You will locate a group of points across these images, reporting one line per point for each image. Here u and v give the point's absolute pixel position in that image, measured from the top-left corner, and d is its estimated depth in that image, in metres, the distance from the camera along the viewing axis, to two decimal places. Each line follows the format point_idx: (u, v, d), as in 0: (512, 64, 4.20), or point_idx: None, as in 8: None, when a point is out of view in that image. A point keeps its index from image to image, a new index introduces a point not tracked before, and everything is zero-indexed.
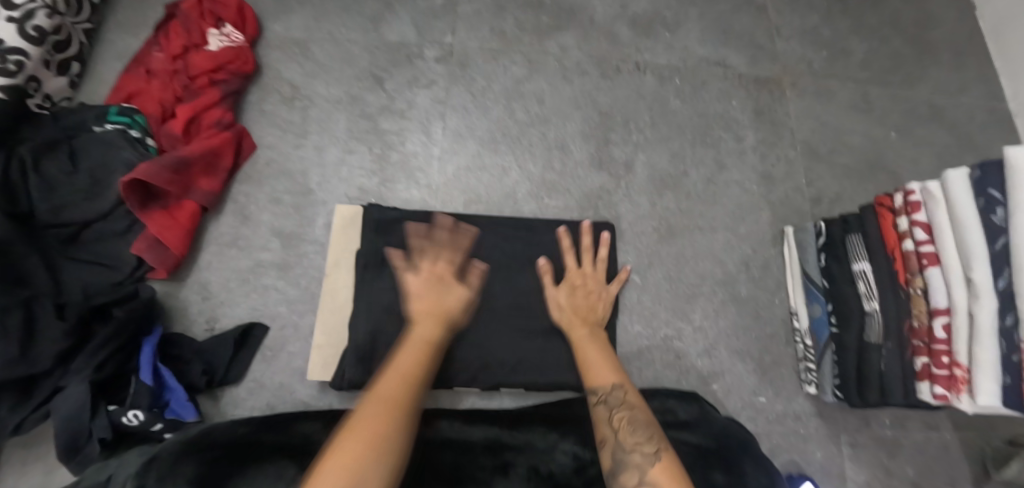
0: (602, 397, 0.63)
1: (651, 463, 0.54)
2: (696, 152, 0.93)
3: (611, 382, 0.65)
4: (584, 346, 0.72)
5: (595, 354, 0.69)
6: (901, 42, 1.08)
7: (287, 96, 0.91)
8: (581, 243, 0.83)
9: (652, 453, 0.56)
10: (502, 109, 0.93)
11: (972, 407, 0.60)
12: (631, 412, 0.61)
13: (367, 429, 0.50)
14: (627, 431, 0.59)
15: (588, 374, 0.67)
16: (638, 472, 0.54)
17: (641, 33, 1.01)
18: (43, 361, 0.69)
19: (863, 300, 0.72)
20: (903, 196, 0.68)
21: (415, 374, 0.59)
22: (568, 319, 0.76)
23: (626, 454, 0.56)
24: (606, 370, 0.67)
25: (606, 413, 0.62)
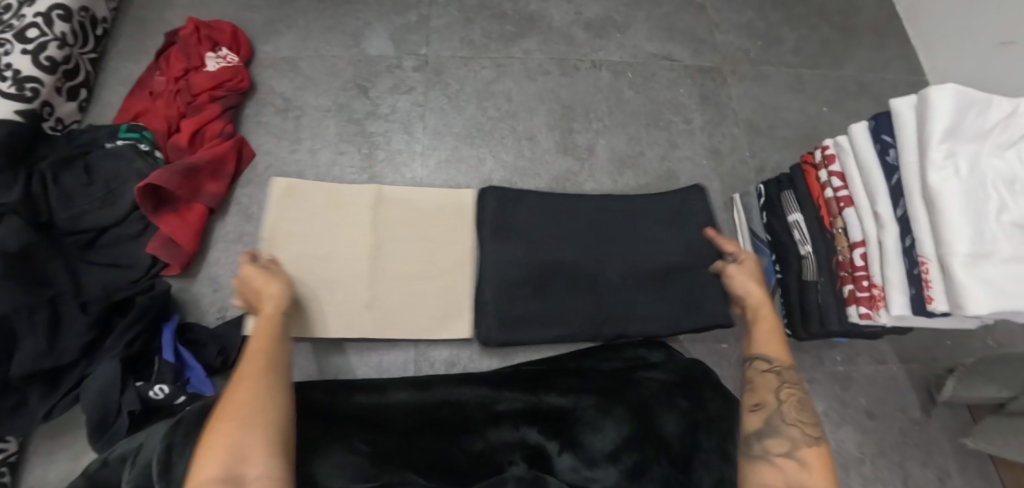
0: (773, 367, 0.69)
1: (808, 444, 0.61)
2: (650, 134, 1.05)
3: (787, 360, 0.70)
4: (763, 319, 0.75)
5: (776, 328, 0.73)
6: (827, 29, 1.22)
7: (281, 108, 1.02)
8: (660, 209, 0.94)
9: (812, 436, 0.62)
10: (475, 107, 1.04)
11: (887, 321, 0.71)
12: (799, 395, 0.66)
13: (233, 401, 0.55)
14: (791, 408, 0.65)
15: (764, 342, 0.72)
16: (790, 444, 0.61)
17: (595, 36, 1.14)
18: (69, 353, 0.75)
19: (798, 245, 0.83)
20: (821, 152, 0.80)
21: (269, 343, 0.65)
22: (758, 295, 0.78)
23: (786, 425, 0.63)
24: (780, 347, 0.71)
25: (775, 383, 0.67)
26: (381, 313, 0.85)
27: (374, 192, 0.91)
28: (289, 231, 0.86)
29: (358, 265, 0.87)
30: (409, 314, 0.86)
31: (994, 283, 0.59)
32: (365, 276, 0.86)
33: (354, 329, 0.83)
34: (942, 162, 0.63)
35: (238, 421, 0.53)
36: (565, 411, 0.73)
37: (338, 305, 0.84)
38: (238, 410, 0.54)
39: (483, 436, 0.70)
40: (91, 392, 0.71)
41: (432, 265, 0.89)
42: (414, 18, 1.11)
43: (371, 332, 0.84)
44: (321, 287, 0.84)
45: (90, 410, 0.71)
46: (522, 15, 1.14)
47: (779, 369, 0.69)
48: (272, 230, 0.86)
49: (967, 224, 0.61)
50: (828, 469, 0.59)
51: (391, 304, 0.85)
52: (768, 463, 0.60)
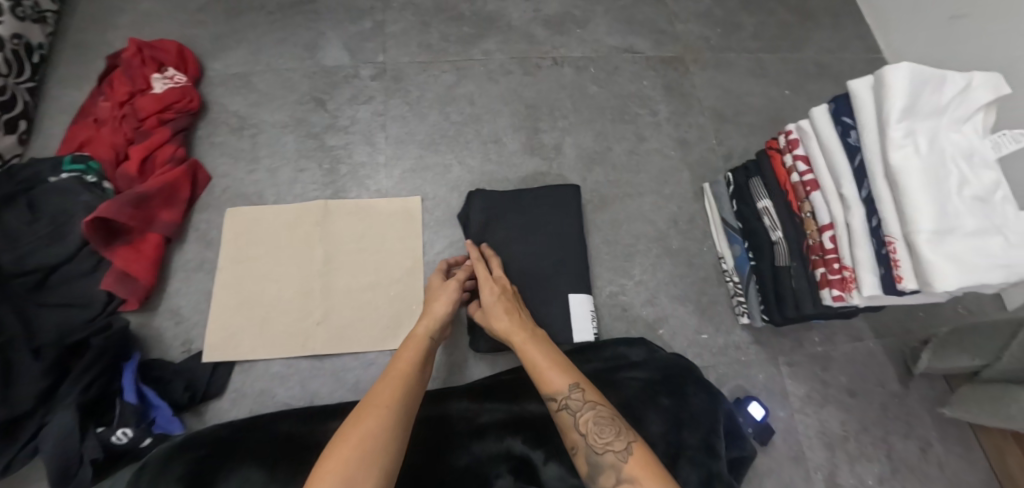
0: (562, 403, 0.62)
1: (624, 460, 0.56)
2: (617, 129, 1.04)
3: (566, 384, 0.63)
4: (528, 350, 0.69)
5: (548, 352, 0.69)
6: (784, 12, 1.23)
7: (237, 126, 0.98)
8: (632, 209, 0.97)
9: (623, 449, 0.57)
10: (438, 113, 1.02)
11: (861, 302, 0.71)
12: (594, 411, 0.61)
13: (357, 430, 0.55)
14: (593, 433, 0.59)
15: (540, 379, 0.65)
16: (613, 474, 0.56)
17: (555, 32, 1.13)
18: (23, 402, 0.71)
19: (769, 230, 0.83)
20: (785, 137, 0.80)
21: (411, 368, 0.65)
22: (510, 330, 0.72)
23: (600, 456, 0.58)
24: (557, 372, 0.65)
25: (570, 418, 0.61)
26: (331, 329, 0.84)
27: (322, 207, 0.91)
28: (241, 260, 0.87)
29: (306, 283, 0.87)
30: (357, 329, 0.84)
31: (959, 257, 0.60)
32: (313, 294, 0.86)
33: (303, 349, 0.83)
34: (902, 140, 0.63)
35: (359, 454, 0.53)
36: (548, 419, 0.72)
37: (289, 326, 0.84)
38: (363, 441, 0.54)
39: (468, 450, 0.69)
40: (50, 441, 0.68)
41: (416, 275, 0.88)
42: (368, 25, 1.09)
43: (319, 349, 0.83)
44: (276, 311, 0.85)
45: (51, 460, 0.67)
46: (480, 16, 1.12)
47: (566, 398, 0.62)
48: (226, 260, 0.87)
49: (931, 201, 0.61)
50: (653, 470, 0.55)
51: (339, 318, 0.85)
52: None
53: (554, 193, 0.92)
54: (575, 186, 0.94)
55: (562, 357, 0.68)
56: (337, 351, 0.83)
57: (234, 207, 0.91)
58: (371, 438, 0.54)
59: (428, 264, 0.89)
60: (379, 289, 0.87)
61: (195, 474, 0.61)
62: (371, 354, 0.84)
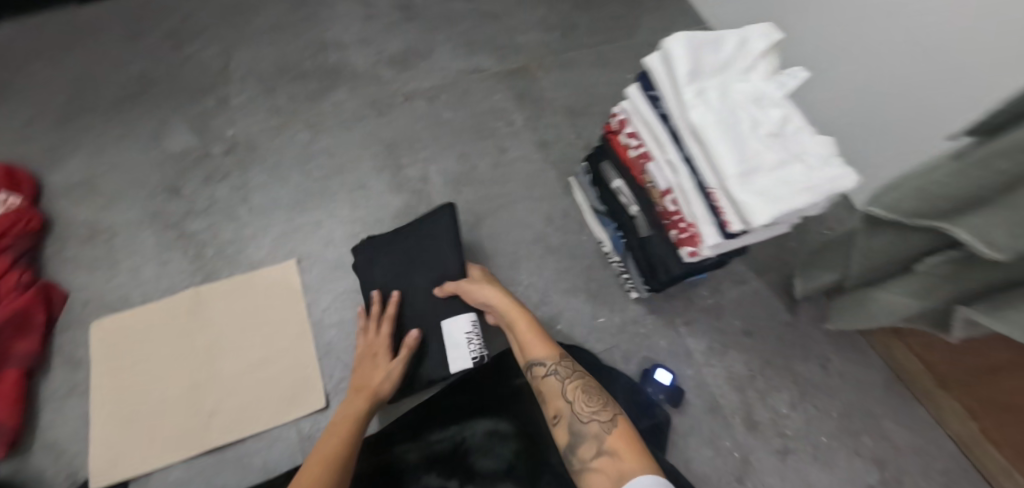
0: (549, 370, 0.67)
1: (608, 431, 0.59)
2: (478, 146, 1.07)
3: (556, 353, 0.68)
4: (519, 320, 0.72)
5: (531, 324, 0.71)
6: (613, 5, 1.32)
7: (89, 235, 0.94)
8: (507, 218, 1.00)
9: (607, 421, 0.60)
10: (299, 172, 1.02)
11: (710, 253, 0.75)
12: (583, 381, 0.66)
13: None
14: (580, 402, 0.63)
15: (530, 345, 0.69)
16: (595, 442, 0.58)
17: (401, 69, 1.16)
18: None
19: (626, 207, 0.88)
20: (615, 120, 0.85)
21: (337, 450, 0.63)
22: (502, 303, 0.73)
23: (584, 424, 0.61)
24: (544, 346, 0.69)
25: (557, 385, 0.65)
26: (227, 418, 0.81)
27: (193, 296, 0.89)
28: (118, 373, 0.83)
29: (193, 376, 0.83)
30: (255, 408, 0.82)
31: (767, 193, 0.65)
32: (200, 386, 0.83)
33: (201, 445, 0.79)
34: (694, 101, 0.68)
35: None
36: (454, 446, 0.72)
37: (181, 427, 0.80)
38: None
39: None
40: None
41: (305, 338, 0.87)
42: (212, 102, 1.08)
43: (218, 441, 0.79)
44: (165, 414, 0.81)
45: None
46: (325, 69, 1.14)
47: (556, 367, 0.67)
48: (101, 376, 0.83)
49: (732, 148, 0.66)
50: (634, 443, 0.57)
51: (232, 404, 0.82)
52: (589, 471, 0.57)
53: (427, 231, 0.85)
54: (449, 204, 0.85)
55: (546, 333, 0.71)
56: (236, 438, 0.80)
57: (102, 318, 0.87)
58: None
59: (315, 324, 0.88)
60: (269, 362, 0.85)
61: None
62: (273, 431, 0.81)
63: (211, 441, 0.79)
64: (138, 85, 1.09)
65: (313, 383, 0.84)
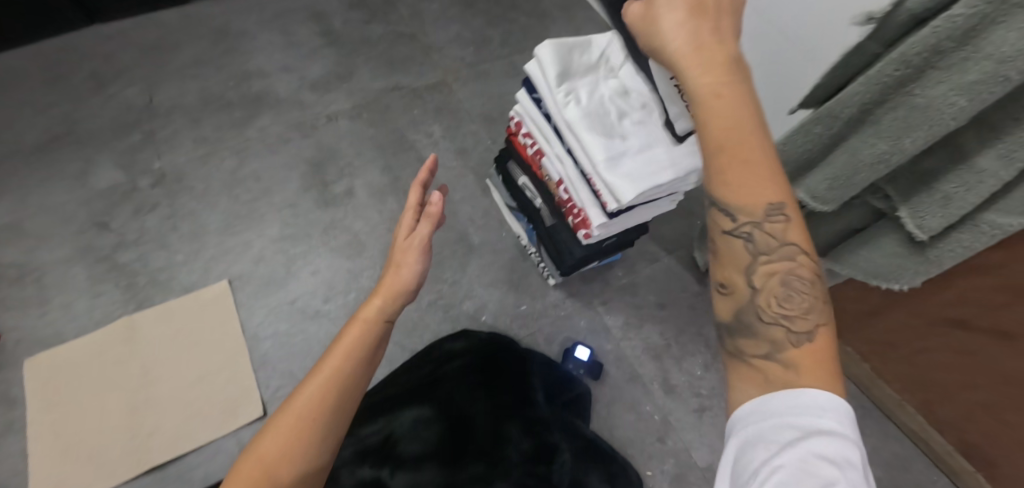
0: (740, 227, 0.38)
1: (795, 342, 0.36)
2: (399, 158, 1.14)
3: (766, 195, 0.37)
4: (712, 115, 0.38)
5: (755, 123, 0.38)
6: (522, 18, 1.42)
7: (18, 276, 0.96)
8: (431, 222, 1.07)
9: (802, 329, 0.36)
10: (227, 197, 1.06)
11: (601, 233, 0.84)
12: (790, 260, 0.38)
13: (270, 441, 0.48)
14: (771, 293, 0.38)
15: (724, 167, 0.38)
16: (769, 347, 0.37)
17: (323, 92, 1.22)
18: None
19: (532, 201, 0.96)
20: (512, 123, 0.93)
21: (348, 364, 0.53)
22: (699, 76, 0.40)
23: (764, 324, 0.37)
24: (765, 174, 0.38)
25: (744, 255, 0.39)
26: (169, 435, 0.84)
27: (127, 323, 0.92)
28: (56, 407, 0.86)
29: (132, 399, 0.87)
30: (196, 422, 0.85)
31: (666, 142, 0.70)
32: (140, 408, 0.86)
33: (143, 464, 0.82)
34: (565, 100, 0.76)
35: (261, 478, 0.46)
36: (386, 436, 0.74)
37: (123, 449, 0.83)
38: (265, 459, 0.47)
39: None
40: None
41: (242, 352, 0.91)
42: (137, 137, 1.12)
43: (160, 458, 0.83)
44: (105, 439, 0.84)
45: None
46: (248, 98, 1.20)
47: (759, 223, 0.38)
48: (37, 410, 0.86)
49: (601, 138, 0.75)
50: (832, 365, 0.35)
51: (172, 421, 0.85)
52: (739, 372, 0.38)
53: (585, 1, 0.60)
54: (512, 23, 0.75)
55: (774, 152, 0.38)
56: (178, 454, 0.83)
57: (36, 355, 0.89)
58: (283, 457, 0.47)
59: (251, 338, 0.93)
60: (207, 379, 0.89)
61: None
62: (214, 443, 0.85)
63: (152, 459, 0.83)
64: (61, 127, 1.11)
65: (251, 393, 0.88)
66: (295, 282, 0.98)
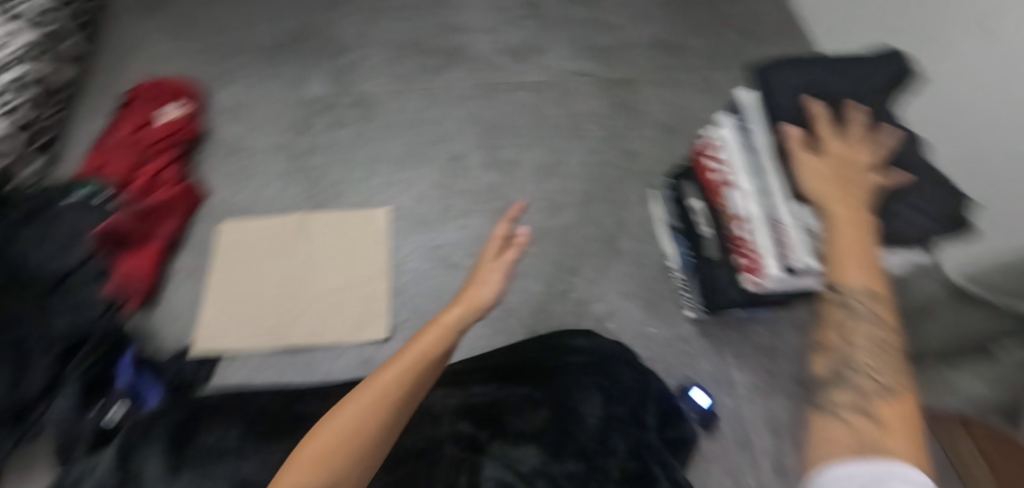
0: (846, 299, 0.53)
1: (881, 396, 0.48)
2: (570, 143, 1.14)
3: (863, 287, 0.52)
4: (840, 224, 0.55)
5: (864, 239, 0.55)
6: (731, 33, 1.33)
7: (230, 152, 1.11)
8: (583, 216, 1.06)
9: (885, 385, 0.49)
10: (408, 135, 1.13)
11: (772, 285, 0.73)
12: (879, 330, 0.52)
13: (310, 454, 0.42)
14: (863, 356, 0.52)
15: (836, 263, 0.54)
16: (864, 399, 0.48)
17: (516, 60, 1.25)
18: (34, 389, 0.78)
19: (699, 226, 0.90)
20: (702, 141, 0.87)
21: (416, 370, 0.48)
22: (832, 196, 0.57)
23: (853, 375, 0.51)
24: (869, 271, 0.53)
25: (843, 318, 0.53)
26: (307, 326, 0.93)
27: (302, 219, 1.03)
28: (230, 269, 0.99)
29: (289, 284, 0.97)
30: (334, 323, 0.94)
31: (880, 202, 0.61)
32: (293, 294, 0.96)
33: (281, 341, 0.92)
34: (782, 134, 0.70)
35: (331, 454, 0.42)
36: (491, 403, 0.76)
37: (270, 324, 0.94)
38: (329, 446, 0.42)
39: (423, 433, 0.72)
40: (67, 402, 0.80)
41: (384, 274, 0.98)
42: (349, 61, 1.23)
43: (297, 344, 0.92)
44: (260, 309, 0.95)
45: (58, 429, 0.79)
46: (448, 49, 1.26)
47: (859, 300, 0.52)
48: (217, 267, 0.99)
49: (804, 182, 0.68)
50: (914, 421, 0.46)
51: (314, 315, 0.94)
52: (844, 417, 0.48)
53: (763, 74, 0.71)
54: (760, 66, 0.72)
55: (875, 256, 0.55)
56: (312, 344, 0.92)
57: (228, 222, 1.03)
58: (341, 448, 0.42)
59: (394, 266, 0.99)
60: (350, 289, 0.96)
61: (179, 427, 0.71)
62: (339, 348, 0.92)
63: (290, 341, 0.92)
64: (293, 36, 1.26)
65: (381, 315, 0.94)
66: (444, 229, 1.02)
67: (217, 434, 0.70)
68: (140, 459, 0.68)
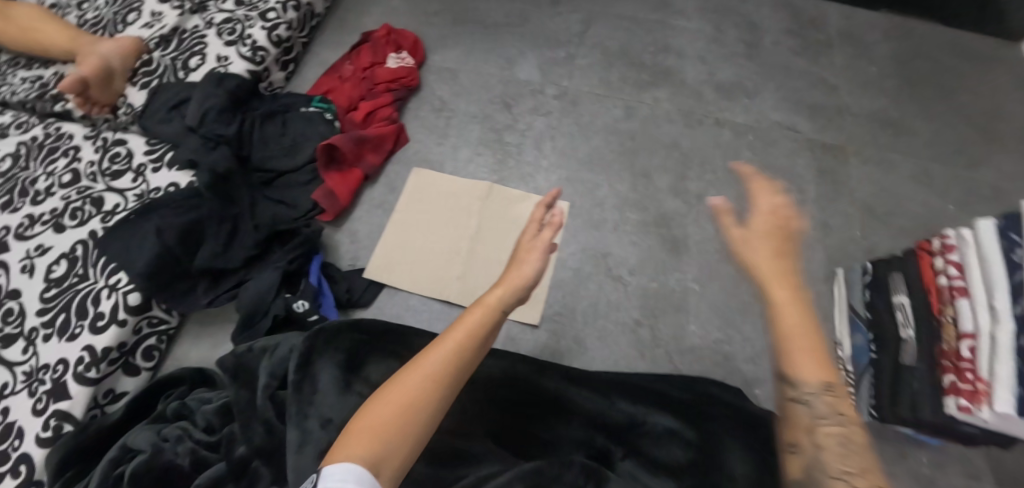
0: (803, 396, 0.54)
1: None
2: (762, 195, 1.09)
3: (818, 381, 0.54)
4: (788, 311, 0.56)
5: (814, 338, 0.55)
6: (968, 130, 1.20)
7: (437, 108, 1.17)
8: (757, 273, 1.02)
9: None
10: (602, 139, 1.13)
11: (993, 419, 0.66)
12: (844, 428, 0.53)
13: (366, 425, 0.48)
14: (835, 454, 0.52)
15: (789, 359, 0.55)
16: None
17: (725, 96, 1.21)
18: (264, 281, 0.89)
19: (899, 327, 0.83)
20: (941, 241, 0.79)
21: (465, 346, 0.54)
22: (771, 278, 0.58)
23: (852, 486, 0.52)
24: (821, 362, 0.55)
25: (805, 419, 0.54)
26: (464, 288, 0.96)
27: (486, 187, 1.06)
28: (410, 213, 1.04)
29: (459, 244, 1.01)
30: (490, 294, 0.96)
31: None
32: (460, 254, 1.00)
33: (438, 294, 0.96)
34: None
35: (397, 423, 0.49)
36: (627, 425, 0.75)
37: (434, 275, 0.98)
38: (404, 413, 0.49)
39: (553, 430, 0.76)
40: (260, 284, 0.89)
41: (548, 266, 0.99)
42: (562, 54, 1.25)
43: (453, 301, 0.96)
44: (427, 258, 1.00)
45: (246, 304, 0.87)
46: (658, 67, 1.24)
47: (824, 396, 0.54)
48: (400, 207, 1.05)
49: None
50: None
51: (474, 280, 0.97)
52: None
53: None
54: None
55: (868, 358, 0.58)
56: (465, 306, 0.95)
57: (419, 169, 1.09)
58: (405, 414, 0.49)
59: (560, 260, 1.00)
60: None
61: (355, 350, 0.77)
62: None
63: (448, 297, 0.96)
64: (515, 18, 1.31)
65: (537, 304, 0.96)
66: (614, 240, 1.03)
67: (386, 369, 0.76)
68: (321, 367, 0.74)
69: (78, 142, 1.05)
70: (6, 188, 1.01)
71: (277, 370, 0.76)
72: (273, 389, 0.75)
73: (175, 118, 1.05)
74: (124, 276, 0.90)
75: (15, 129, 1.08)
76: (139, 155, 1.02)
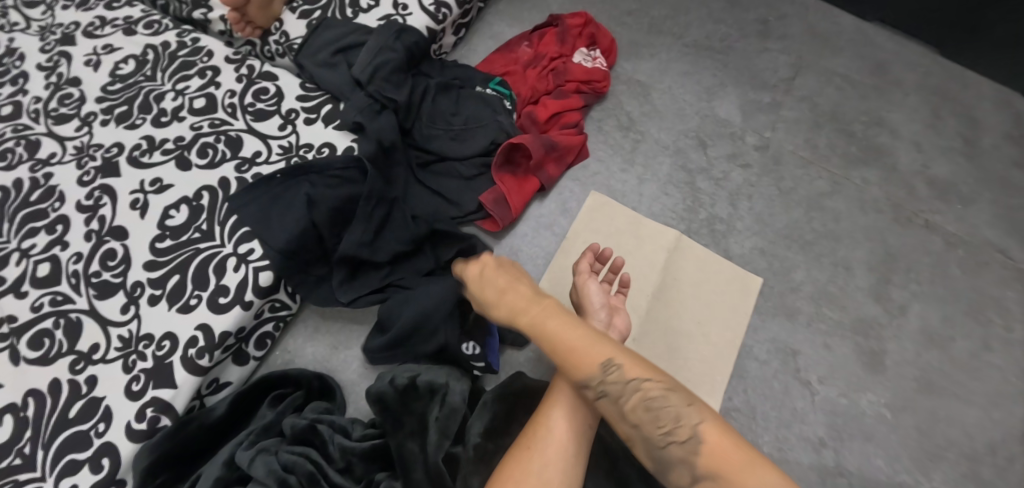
0: (600, 392, 0.55)
1: (693, 451, 0.50)
2: (965, 323, 0.92)
3: (601, 364, 0.55)
4: (543, 321, 0.59)
5: (569, 324, 0.58)
6: None
7: (622, 126, 1.02)
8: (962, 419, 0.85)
9: (689, 436, 0.51)
10: (803, 212, 0.98)
11: None
12: (648, 391, 0.54)
13: None
14: (650, 423, 0.54)
15: (569, 359, 0.56)
16: (686, 469, 0.50)
17: (938, 196, 1.01)
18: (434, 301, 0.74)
19: None
20: None
21: (557, 422, 0.56)
22: (516, 310, 0.62)
23: (664, 450, 0.52)
24: (597, 342, 0.57)
25: (615, 408, 0.55)
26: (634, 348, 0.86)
27: (675, 239, 0.94)
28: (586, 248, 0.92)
29: (635, 298, 0.90)
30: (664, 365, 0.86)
31: None
32: (637, 310, 0.89)
33: None
34: None
35: None
36: None
37: None
38: None
39: None
40: (426, 301, 0.74)
41: (732, 347, 0.87)
42: (767, 99, 1.08)
43: None
44: None
45: (405, 322, 0.73)
46: (867, 143, 1.05)
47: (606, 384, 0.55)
48: (573, 237, 0.92)
49: None
50: (730, 451, 0.49)
51: (650, 345, 0.87)
52: (686, 470, 0.50)
53: None
54: None
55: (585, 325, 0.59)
56: None
57: (601, 196, 0.96)
58: None
59: (745, 347, 0.88)
60: (693, 340, 0.87)
61: None
62: None
63: None
64: (718, 42, 1.13)
65: (716, 390, 0.84)
66: (804, 335, 0.89)
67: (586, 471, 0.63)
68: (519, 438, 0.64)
69: (217, 62, 0.87)
70: (125, 97, 0.84)
71: (446, 425, 0.64)
72: (446, 447, 0.62)
73: (341, 65, 0.88)
74: (257, 247, 0.74)
75: (143, 28, 0.90)
76: (291, 98, 0.85)
